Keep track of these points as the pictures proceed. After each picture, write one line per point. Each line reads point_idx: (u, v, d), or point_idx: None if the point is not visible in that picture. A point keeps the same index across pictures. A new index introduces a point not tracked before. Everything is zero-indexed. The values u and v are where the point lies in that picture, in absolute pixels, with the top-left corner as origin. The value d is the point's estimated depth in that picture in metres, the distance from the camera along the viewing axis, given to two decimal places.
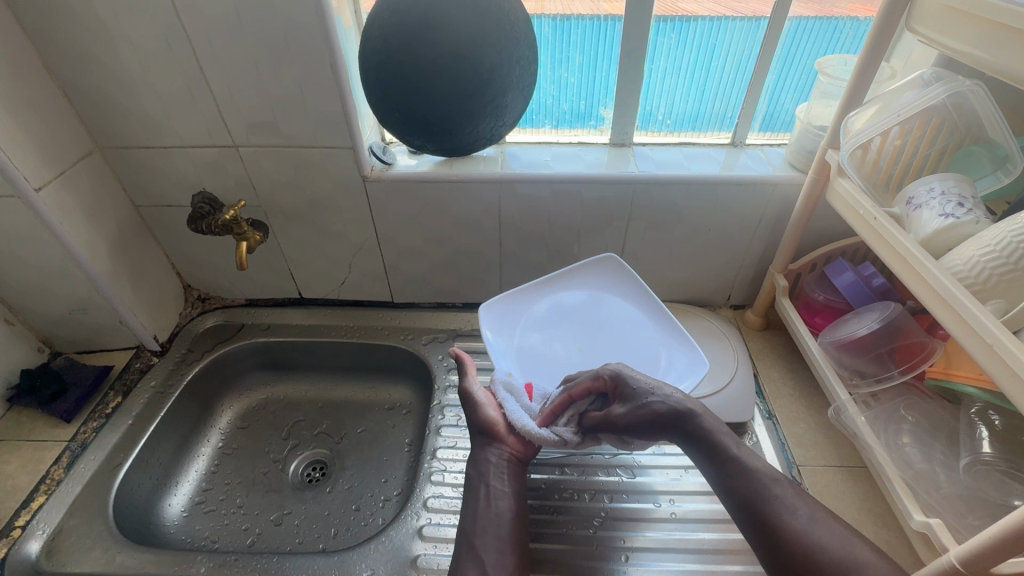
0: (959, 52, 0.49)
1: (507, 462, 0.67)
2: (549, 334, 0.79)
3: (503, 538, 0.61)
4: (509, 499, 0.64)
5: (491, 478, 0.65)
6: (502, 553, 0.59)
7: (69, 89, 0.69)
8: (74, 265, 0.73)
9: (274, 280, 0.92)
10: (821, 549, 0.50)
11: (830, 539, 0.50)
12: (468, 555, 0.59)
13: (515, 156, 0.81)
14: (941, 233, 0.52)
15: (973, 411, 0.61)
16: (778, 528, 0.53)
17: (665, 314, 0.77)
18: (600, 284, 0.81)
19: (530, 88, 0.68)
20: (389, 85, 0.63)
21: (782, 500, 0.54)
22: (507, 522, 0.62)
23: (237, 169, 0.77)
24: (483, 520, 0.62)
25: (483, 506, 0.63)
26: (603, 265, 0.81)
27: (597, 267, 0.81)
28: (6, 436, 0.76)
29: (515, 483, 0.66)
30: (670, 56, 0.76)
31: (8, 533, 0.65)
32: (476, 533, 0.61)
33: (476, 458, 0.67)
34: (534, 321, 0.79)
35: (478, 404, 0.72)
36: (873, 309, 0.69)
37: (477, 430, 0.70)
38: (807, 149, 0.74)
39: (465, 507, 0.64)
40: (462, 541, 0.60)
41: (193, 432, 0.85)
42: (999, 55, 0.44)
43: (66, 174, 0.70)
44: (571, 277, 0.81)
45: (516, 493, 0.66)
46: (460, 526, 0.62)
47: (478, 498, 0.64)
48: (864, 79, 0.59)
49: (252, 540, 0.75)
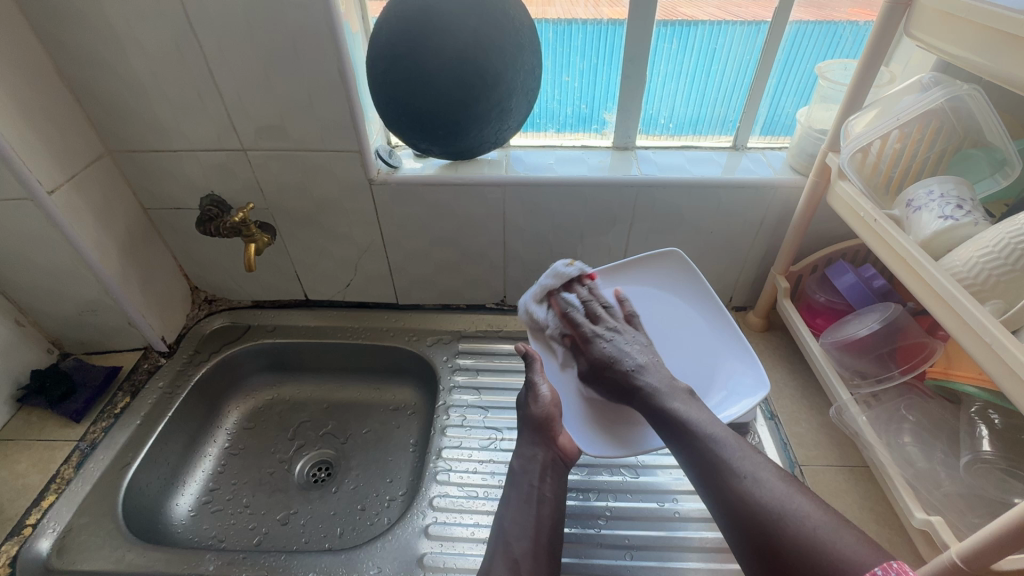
0: (951, 56, 0.50)
1: (555, 462, 0.68)
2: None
3: (539, 544, 0.61)
4: (551, 504, 0.65)
5: (536, 480, 0.66)
6: (535, 557, 0.60)
7: (81, 94, 0.70)
8: (84, 266, 0.74)
9: (280, 281, 0.93)
10: (760, 505, 0.49)
11: (767, 497, 0.50)
12: (499, 554, 0.60)
13: (519, 159, 0.82)
14: (941, 235, 0.53)
15: (973, 411, 0.61)
16: (724, 489, 0.52)
17: (734, 331, 0.74)
18: (662, 282, 0.79)
19: (534, 92, 0.70)
20: (395, 89, 0.64)
21: (730, 463, 0.53)
22: (546, 529, 0.62)
23: (246, 172, 0.78)
24: (522, 521, 0.63)
25: (523, 509, 0.64)
26: (668, 262, 0.79)
27: (660, 263, 0.79)
28: (16, 436, 0.77)
29: (558, 488, 0.66)
30: (671, 61, 0.77)
31: (19, 531, 0.66)
32: (512, 533, 0.62)
33: (524, 452, 0.69)
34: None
35: (540, 398, 0.70)
36: (874, 311, 0.70)
37: (529, 425, 0.70)
38: (808, 152, 0.75)
39: (506, 506, 0.65)
40: (498, 540, 0.62)
41: (200, 432, 0.85)
42: (988, 59, 0.46)
43: (77, 177, 0.71)
44: (631, 272, 0.79)
45: (557, 498, 0.66)
46: (498, 523, 0.63)
47: (519, 498, 0.65)
48: (863, 83, 0.60)
49: (258, 539, 0.76)
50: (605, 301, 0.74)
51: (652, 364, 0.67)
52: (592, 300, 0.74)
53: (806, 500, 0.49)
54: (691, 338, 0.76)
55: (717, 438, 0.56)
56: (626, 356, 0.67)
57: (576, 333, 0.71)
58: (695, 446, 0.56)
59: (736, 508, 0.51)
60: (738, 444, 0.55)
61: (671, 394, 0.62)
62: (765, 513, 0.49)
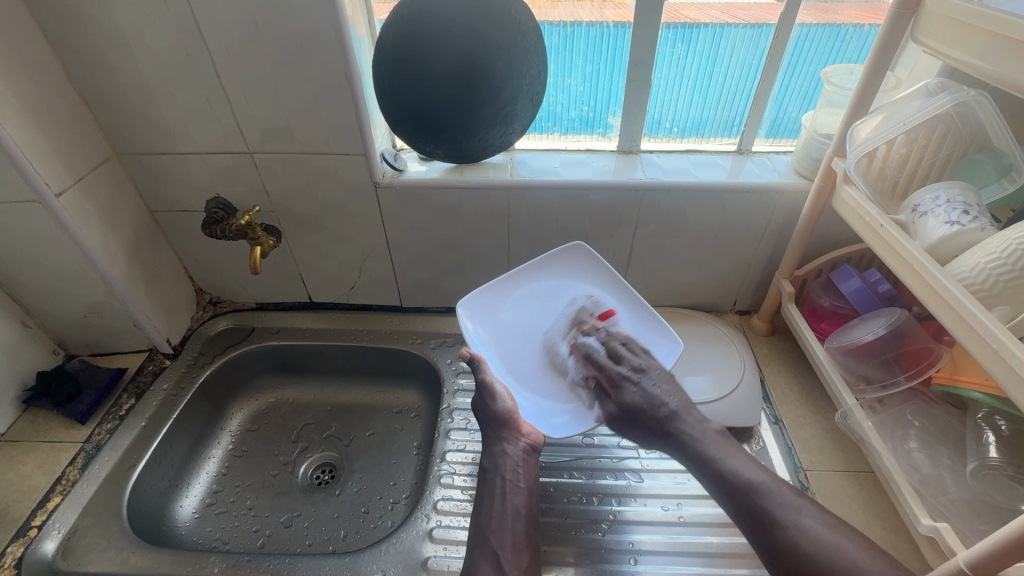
0: (947, 55, 0.52)
1: (525, 454, 0.69)
2: (528, 324, 0.76)
3: (518, 535, 0.62)
4: (525, 494, 0.66)
5: (508, 473, 0.67)
6: (516, 550, 0.61)
7: (89, 96, 0.70)
8: (91, 268, 0.75)
9: (285, 284, 0.93)
10: (806, 556, 0.52)
11: (812, 547, 0.52)
12: (481, 550, 0.60)
13: (524, 163, 0.82)
14: (947, 241, 0.53)
15: (979, 417, 0.61)
16: (769, 536, 0.54)
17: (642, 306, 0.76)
18: (570, 273, 0.79)
19: (540, 96, 0.70)
20: (401, 92, 0.64)
21: (772, 512, 0.55)
22: (522, 519, 0.64)
23: (251, 175, 0.78)
24: (500, 515, 0.63)
25: (498, 503, 0.64)
26: (569, 254, 0.79)
27: (565, 256, 0.79)
28: (22, 437, 0.77)
29: (531, 476, 0.68)
30: (676, 66, 0.78)
31: (24, 532, 0.66)
32: (491, 527, 0.62)
33: (492, 448, 0.69)
34: (512, 314, 0.76)
35: (497, 396, 0.70)
36: (879, 315, 0.70)
37: (491, 421, 0.70)
38: (813, 157, 0.75)
39: (480, 502, 0.65)
40: (477, 534, 0.62)
41: (204, 434, 0.86)
42: (981, 57, 0.47)
43: (85, 180, 0.71)
44: (539, 270, 0.78)
45: (532, 488, 0.67)
46: (476, 518, 0.64)
47: (495, 492, 0.66)
48: (870, 88, 0.61)
49: (262, 542, 0.76)
50: (625, 338, 0.72)
51: (684, 404, 0.67)
52: (612, 341, 0.72)
53: (848, 544, 0.52)
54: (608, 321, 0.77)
55: (757, 484, 0.58)
56: (659, 399, 0.67)
57: (603, 376, 0.69)
58: (737, 494, 0.58)
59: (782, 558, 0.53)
60: (774, 484, 0.57)
61: (706, 438, 0.64)
62: (809, 564, 0.51)
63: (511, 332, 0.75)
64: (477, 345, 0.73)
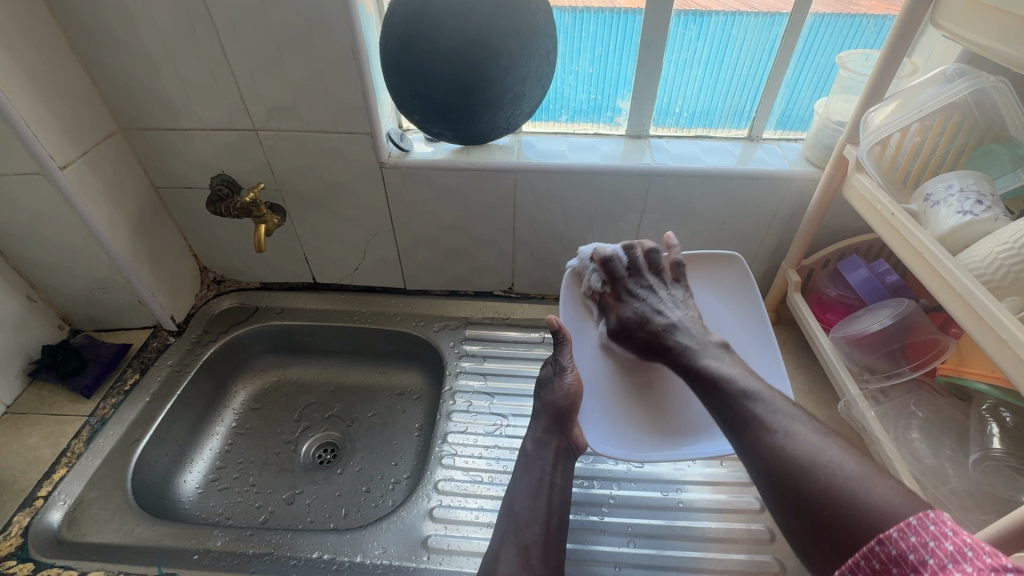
0: (954, 34, 0.52)
1: (566, 452, 0.68)
2: None
3: (548, 530, 0.62)
4: (560, 491, 0.65)
5: (549, 467, 0.66)
6: (546, 545, 0.60)
7: (92, 69, 0.70)
8: (96, 244, 0.75)
9: (290, 264, 0.93)
10: (791, 459, 0.48)
11: (800, 451, 0.48)
12: (510, 541, 0.60)
13: (531, 146, 0.81)
14: (959, 231, 0.52)
15: (984, 408, 0.61)
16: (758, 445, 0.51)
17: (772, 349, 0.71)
18: (715, 287, 0.77)
19: (548, 78, 0.69)
20: (409, 73, 0.64)
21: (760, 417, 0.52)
22: (556, 516, 0.63)
23: (256, 153, 0.77)
24: (532, 508, 0.63)
25: (534, 495, 0.64)
26: (730, 269, 0.76)
27: (718, 269, 0.76)
28: (27, 410, 0.77)
29: (567, 476, 0.67)
30: (688, 49, 0.76)
31: (30, 503, 0.67)
32: (522, 519, 0.62)
33: (538, 437, 0.69)
34: None
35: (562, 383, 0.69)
36: (885, 306, 0.69)
37: (543, 412, 0.69)
38: (825, 144, 0.74)
39: (515, 491, 0.65)
40: (509, 525, 0.62)
41: (208, 411, 0.86)
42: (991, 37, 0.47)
43: (89, 154, 0.71)
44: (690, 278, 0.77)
45: (566, 487, 0.66)
46: (509, 507, 0.64)
47: (532, 484, 0.65)
48: (886, 74, 0.60)
49: (265, 517, 0.77)
50: (647, 251, 0.73)
51: (688, 317, 0.67)
52: (635, 251, 0.72)
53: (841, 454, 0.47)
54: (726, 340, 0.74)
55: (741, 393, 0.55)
56: (665, 313, 0.67)
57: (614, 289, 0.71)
58: (721, 404, 0.56)
59: (763, 451, 0.50)
60: (773, 399, 0.54)
61: (703, 350, 0.63)
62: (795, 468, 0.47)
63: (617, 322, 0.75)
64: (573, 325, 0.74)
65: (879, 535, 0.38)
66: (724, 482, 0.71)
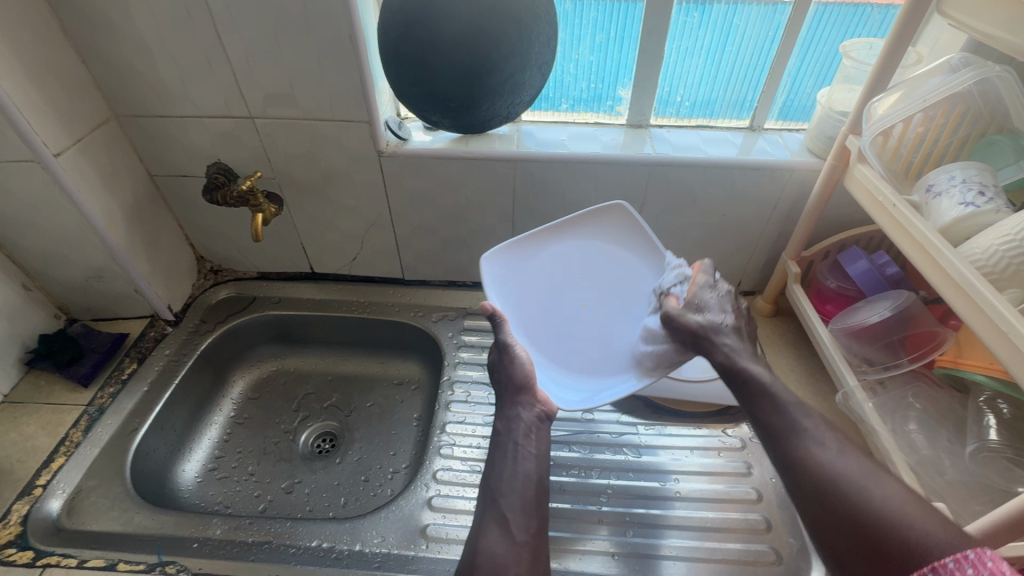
0: (959, 23, 0.51)
1: (539, 421, 0.67)
2: (555, 281, 0.77)
3: (528, 499, 0.61)
4: (535, 460, 0.65)
5: (521, 439, 0.66)
6: (526, 513, 0.60)
7: (85, 54, 0.68)
8: (91, 232, 0.74)
9: (287, 254, 0.93)
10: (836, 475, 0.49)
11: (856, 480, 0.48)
12: (490, 513, 0.60)
13: (531, 135, 0.80)
14: (960, 222, 0.52)
15: (981, 399, 0.61)
16: (792, 458, 0.52)
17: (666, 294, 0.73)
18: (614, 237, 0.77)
19: (548, 66, 0.68)
20: (408, 59, 0.63)
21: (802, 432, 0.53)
22: (533, 485, 0.63)
23: (253, 141, 0.77)
24: (509, 479, 0.63)
25: (510, 466, 0.64)
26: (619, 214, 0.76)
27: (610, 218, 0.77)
28: (24, 399, 0.77)
29: (542, 443, 0.67)
30: (690, 37, 0.75)
31: (29, 491, 0.67)
32: (501, 491, 0.62)
33: (507, 413, 0.68)
34: (545, 269, 0.77)
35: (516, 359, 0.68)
36: (885, 298, 0.69)
37: (507, 387, 0.69)
38: (827, 135, 0.73)
39: (492, 464, 0.65)
40: (488, 498, 0.62)
41: (206, 401, 0.86)
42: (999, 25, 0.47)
43: (84, 141, 0.70)
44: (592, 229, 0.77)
45: (541, 454, 0.66)
46: (487, 481, 0.64)
47: (507, 456, 0.65)
48: (890, 63, 0.59)
49: (263, 506, 0.77)
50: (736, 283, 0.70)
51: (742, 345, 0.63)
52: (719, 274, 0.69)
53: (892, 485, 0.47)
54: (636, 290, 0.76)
55: (784, 403, 0.56)
56: (722, 327, 0.63)
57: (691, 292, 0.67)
58: (766, 408, 0.57)
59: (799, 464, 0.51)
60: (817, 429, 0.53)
61: (739, 359, 0.61)
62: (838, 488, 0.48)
63: (540, 284, 0.76)
64: (503, 301, 0.73)
65: (937, 565, 0.38)
66: (721, 472, 0.72)
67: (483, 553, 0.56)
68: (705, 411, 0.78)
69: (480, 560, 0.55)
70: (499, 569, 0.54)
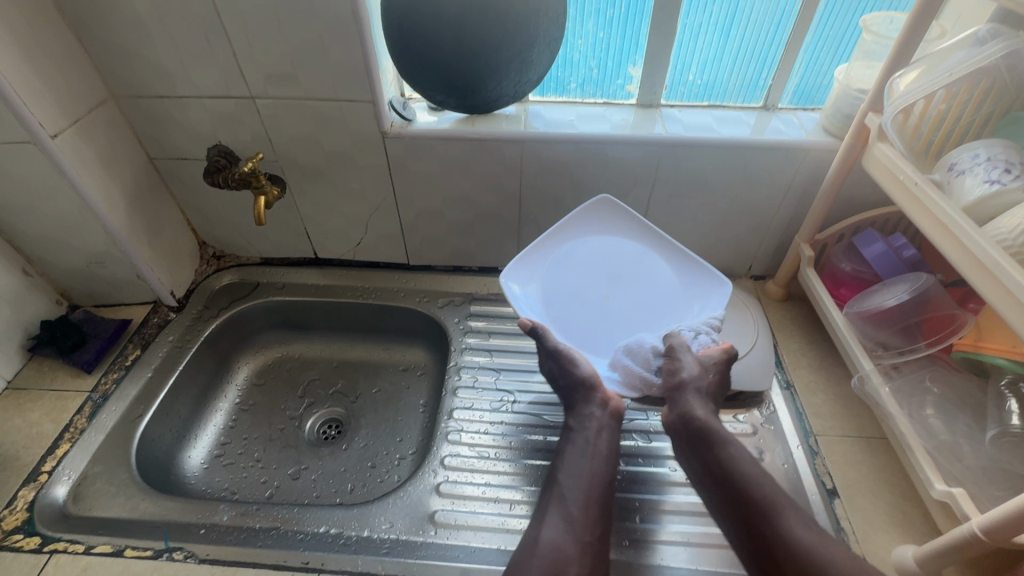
0: None
1: (611, 419, 0.67)
2: (571, 276, 0.74)
3: (594, 494, 0.61)
4: (606, 458, 0.64)
5: (592, 435, 0.65)
6: (590, 509, 0.59)
7: (81, 32, 0.66)
8: (91, 217, 0.73)
9: (291, 239, 0.91)
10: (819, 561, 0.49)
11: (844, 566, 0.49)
12: (554, 507, 0.60)
13: (539, 115, 0.78)
14: (984, 201, 0.50)
15: (1003, 384, 0.60)
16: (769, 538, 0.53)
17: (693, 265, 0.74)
18: (615, 227, 0.77)
19: (557, 43, 0.65)
20: (414, 35, 0.60)
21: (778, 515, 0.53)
22: (600, 483, 0.62)
23: (254, 122, 0.75)
24: (574, 475, 0.62)
25: (579, 462, 0.63)
26: (607, 206, 0.77)
27: (601, 211, 0.77)
28: (28, 385, 0.77)
29: (613, 442, 0.66)
30: (704, 12, 0.72)
31: (34, 478, 0.66)
32: (567, 487, 0.61)
33: (578, 411, 0.68)
34: (559, 268, 0.74)
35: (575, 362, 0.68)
36: (902, 281, 0.68)
37: (572, 386, 0.68)
38: (845, 113, 0.71)
39: (560, 458, 0.65)
40: (553, 490, 0.62)
41: (210, 388, 0.86)
42: None
43: (81, 122, 0.68)
44: (588, 220, 0.77)
45: (612, 454, 0.65)
46: (554, 475, 0.63)
47: (575, 451, 0.65)
48: (913, 35, 0.57)
49: (270, 492, 0.76)
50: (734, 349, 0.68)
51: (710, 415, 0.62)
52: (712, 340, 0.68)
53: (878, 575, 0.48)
54: (651, 271, 0.74)
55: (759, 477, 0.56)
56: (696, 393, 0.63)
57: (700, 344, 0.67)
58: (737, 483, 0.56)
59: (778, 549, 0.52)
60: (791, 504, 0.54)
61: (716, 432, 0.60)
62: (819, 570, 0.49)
63: (558, 284, 0.73)
64: (530, 314, 0.70)
65: None
66: None
67: (544, 545, 0.56)
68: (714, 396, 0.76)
69: (539, 552, 0.56)
70: (560, 561, 0.55)
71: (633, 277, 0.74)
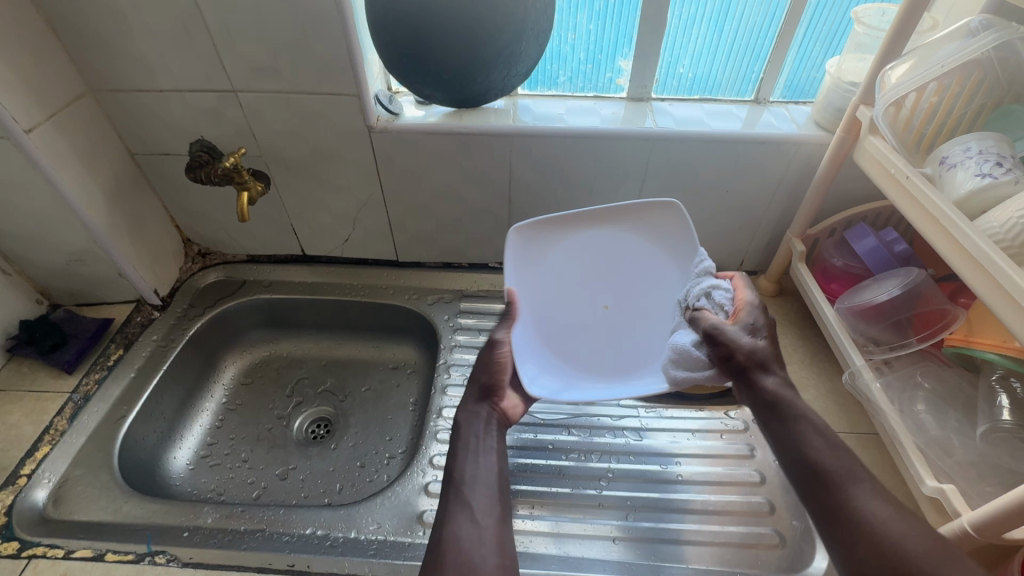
0: None
1: (496, 421, 0.65)
2: (555, 293, 0.72)
3: (493, 488, 0.57)
4: (497, 454, 0.61)
5: (481, 432, 0.63)
6: (491, 501, 0.56)
7: (55, 23, 0.65)
8: (71, 214, 0.71)
9: (277, 235, 0.90)
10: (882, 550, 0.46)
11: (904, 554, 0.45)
12: (456, 502, 0.55)
13: (528, 109, 0.77)
14: (977, 195, 0.50)
15: (993, 378, 0.59)
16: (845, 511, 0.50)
17: (670, 237, 0.73)
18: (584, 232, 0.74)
19: (545, 34, 0.64)
20: (399, 26, 0.59)
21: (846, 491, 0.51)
22: (495, 476, 0.59)
23: (237, 116, 0.73)
24: (473, 470, 0.58)
25: (472, 459, 0.60)
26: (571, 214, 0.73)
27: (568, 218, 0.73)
28: (7, 387, 0.75)
29: (500, 442, 0.63)
30: (695, 3, 0.71)
31: (13, 481, 0.65)
32: (466, 481, 0.57)
33: (468, 409, 0.65)
34: (541, 287, 0.72)
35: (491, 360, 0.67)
36: (894, 276, 0.68)
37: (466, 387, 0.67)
38: (836, 106, 0.70)
39: (453, 454, 0.60)
40: (449, 487, 0.57)
41: (196, 387, 0.84)
42: None
43: (57, 117, 0.67)
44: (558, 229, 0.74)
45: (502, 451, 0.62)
46: (449, 472, 0.59)
47: (468, 447, 0.61)
48: (905, 27, 0.56)
49: (257, 493, 0.75)
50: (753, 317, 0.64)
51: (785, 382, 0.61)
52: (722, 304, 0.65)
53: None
54: (635, 262, 0.74)
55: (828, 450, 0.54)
56: (766, 362, 0.61)
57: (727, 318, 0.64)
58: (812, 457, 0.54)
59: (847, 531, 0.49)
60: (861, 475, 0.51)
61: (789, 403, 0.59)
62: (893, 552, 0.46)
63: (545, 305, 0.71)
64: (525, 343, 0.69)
65: None
66: (722, 454, 0.70)
67: (448, 541, 0.51)
68: (706, 393, 0.77)
69: (446, 549, 0.50)
70: (465, 556, 0.49)
71: (623, 278, 0.74)
